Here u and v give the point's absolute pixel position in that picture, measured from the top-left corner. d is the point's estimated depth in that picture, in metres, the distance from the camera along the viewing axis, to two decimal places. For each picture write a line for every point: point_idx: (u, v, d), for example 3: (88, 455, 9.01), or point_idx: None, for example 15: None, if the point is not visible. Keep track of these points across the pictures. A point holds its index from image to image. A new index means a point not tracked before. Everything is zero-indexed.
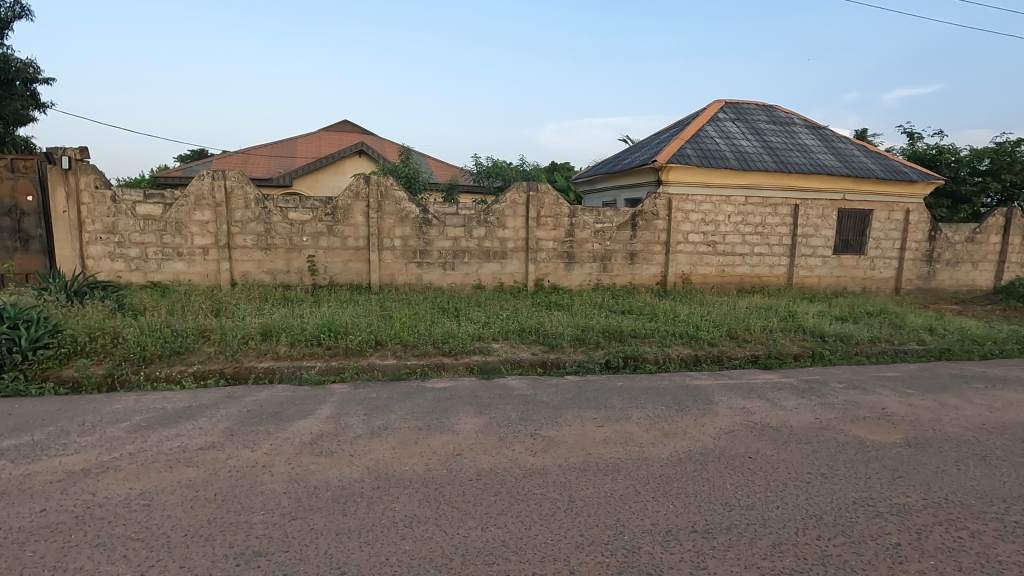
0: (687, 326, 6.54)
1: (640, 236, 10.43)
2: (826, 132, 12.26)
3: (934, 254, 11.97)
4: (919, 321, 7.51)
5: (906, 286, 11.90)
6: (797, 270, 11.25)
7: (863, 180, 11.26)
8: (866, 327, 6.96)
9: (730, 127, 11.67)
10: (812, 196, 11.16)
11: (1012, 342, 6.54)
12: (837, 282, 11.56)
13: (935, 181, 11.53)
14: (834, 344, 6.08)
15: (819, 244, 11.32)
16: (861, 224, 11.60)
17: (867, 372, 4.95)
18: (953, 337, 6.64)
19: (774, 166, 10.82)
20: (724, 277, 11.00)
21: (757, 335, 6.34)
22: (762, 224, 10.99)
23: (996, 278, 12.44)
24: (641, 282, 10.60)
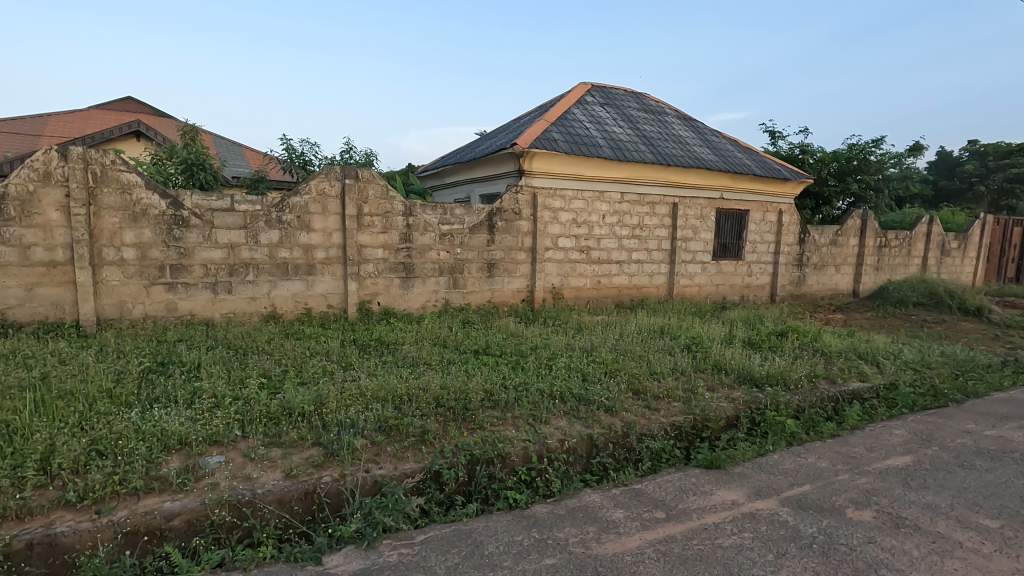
0: (570, 377, 4.29)
1: (499, 241, 8.15)
2: (698, 124, 11.02)
3: (803, 258, 11.35)
4: (838, 343, 6.08)
5: (780, 293, 11.12)
6: (676, 279, 9.85)
7: (740, 178, 10.13)
8: (789, 357, 5.27)
9: (599, 111, 9.88)
10: (689, 194, 9.76)
11: (953, 370, 5.24)
12: (716, 291, 10.37)
13: (804, 180, 10.83)
14: (773, 394, 4.21)
15: (698, 249, 10.01)
16: (737, 226, 10.53)
17: (861, 460, 3.01)
18: (892, 369, 5.16)
19: (651, 157, 9.17)
20: (601, 289, 9.15)
21: (669, 388, 4.25)
22: (638, 226, 9.35)
23: (856, 282, 12.19)
24: (503, 301, 8.32)
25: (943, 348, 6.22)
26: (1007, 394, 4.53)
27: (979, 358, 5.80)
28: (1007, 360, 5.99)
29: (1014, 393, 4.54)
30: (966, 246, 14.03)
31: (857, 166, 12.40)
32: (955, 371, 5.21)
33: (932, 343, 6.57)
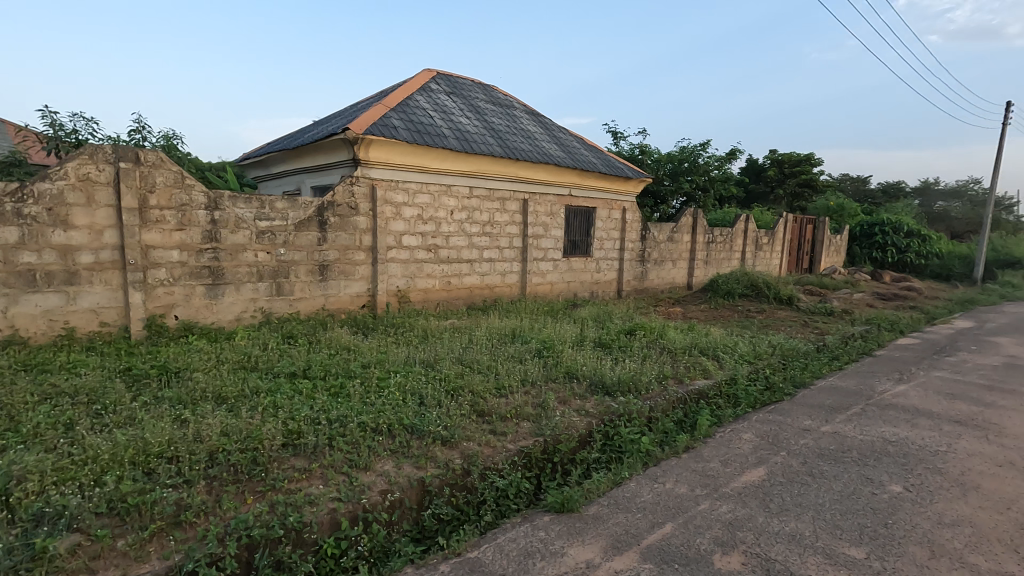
0: (404, 401, 3.62)
1: (333, 239, 7.14)
2: (546, 120, 10.91)
3: (645, 253, 11.87)
4: (681, 338, 6.16)
5: (625, 288, 11.51)
6: (529, 278, 9.63)
7: (586, 175, 10.20)
8: (638, 357, 5.13)
9: (444, 100, 9.24)
10: (539, 190, 9.57)
11: (780, 361, 5.50)
12: (567, 288, 10.38)
13: (644, 179, 11.28)
14: (625, 403, 3.93)
15: (549, 247, 9.90)
16: (585, 223, 10.62)
17: (719, 479, 2.74)
18: (730, 363, 5.26)
19: (500, 150, 8.76)
20: (452, 291, 8.56)
21: (517, 406, 3.78)
22: (489, 223, 8.91)
23: (690, 276, 13.11)
24: (340, 307, 7.33)
25: (769, 338, 6.62)
26: (828, 381, 4.77)
27: (798, 347, 6.23)
28: (818, 347, 6.53)
29: (833, 380, 4.80)
30: (774, 241, 15.91)
31: (687, 168, 13.34)
32: (782, 362, 5.47)
33: (759, 333, 6.99)
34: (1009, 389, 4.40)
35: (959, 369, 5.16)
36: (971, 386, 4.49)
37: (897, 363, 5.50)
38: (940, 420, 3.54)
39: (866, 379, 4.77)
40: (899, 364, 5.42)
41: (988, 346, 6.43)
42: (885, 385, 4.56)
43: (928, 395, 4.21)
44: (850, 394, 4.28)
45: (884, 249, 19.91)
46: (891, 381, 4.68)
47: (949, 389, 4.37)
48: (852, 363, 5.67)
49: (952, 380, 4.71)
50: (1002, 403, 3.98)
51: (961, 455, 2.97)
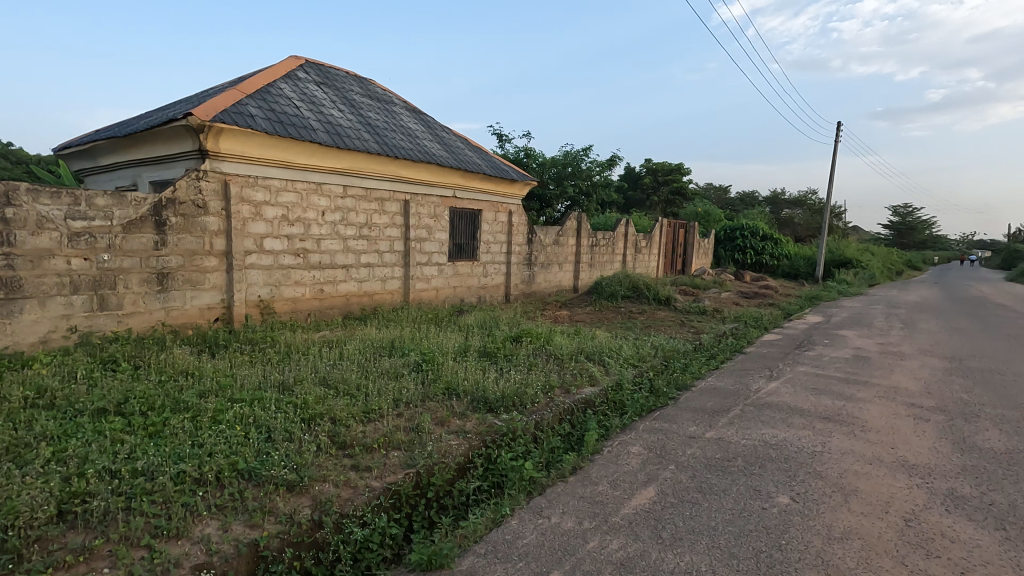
0: (245, 438, 2.99)
1: (175, 243, 6.10)
2: (428, 118, 10.42)
3: (532, 257, 11.81)
4: (567, 343, 6.01)
5: (513, 292, 11.35)
6: (412, 284, 9.09)
7: (471, 176, 9.87)
8: (523, 367, 4.85)
9: (313, 91, 8.42)
10: (421, 191, 9.06)
11: (662, 363, 5.51)
12: (453, 293, 9.97)
13: (530, 182, 11.20)
14: (510, 420, 3.60)
15: (433, 250, 9.43)
16: (470, 226, 10.29)
17: (609, 506, 2.47)
18: (615, 367, 5.17)
19: (377, 147, 8.13)
20: (325, 299, 7.78)
21: (386, 433, 3.29)
22: (366, 225, 8.24)
23: (576, 278, 13.30)
24: (187, 322, 6.29)
25: (650, 340, 6.70)
26: (707, 382, 4.82)
27: (677, 347, 6.35)
28: (695, 346, 6.73)
29: (712, 380, 4.86)
30: (651, 245, 16.74)
31: (571, 172, 13.55)
32: (663, 364, 5.49)
33: (641, 335, 7.07)
34: (862, 381, 4.70)
35: (818, 363, 5.49)
36: (831, 380, 4.75)
37: (765, 360, 5.76)
38: (811, 418, 3.61)
39: (740, 378, 4.88)
40: (767, 361, 5.68)
41: (838, 339, 7.02)
42: (758, 382, 4.67)
43: (797, 391, 4.35)
44: (728, 395, 4.31)
45: (744, 251, 21.86)
46: (763, 378, 4.82)
47: (813, 384, 4.57)
48: (726, 361, 5.86)
49: (814, 374, 4.96)
50: (859, 395, 4.20)
51: (836, 454, 2.98)
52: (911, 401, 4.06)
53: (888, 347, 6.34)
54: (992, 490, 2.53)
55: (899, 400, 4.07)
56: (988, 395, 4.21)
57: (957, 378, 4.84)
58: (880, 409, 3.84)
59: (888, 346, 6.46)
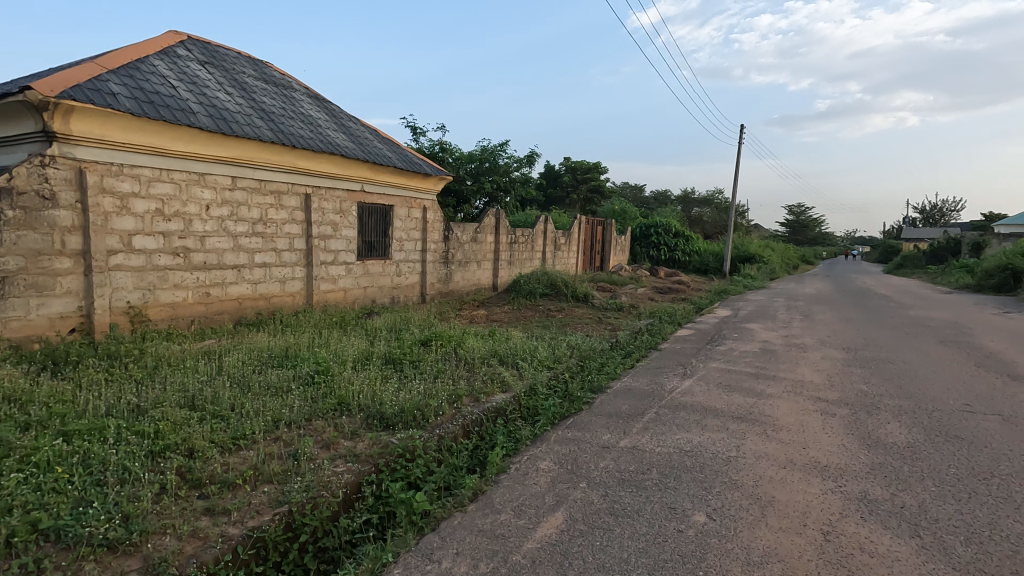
0: (63, 484, 2.38)
1: (13, 241, 5.12)
2: (332, 106, 9.69)
3: (448, 255, 11.39)
4: (480, 345, 5.68)
5: (429, 292, 10.88)
6: (316, 284, 8.39)
7: (380, 169, 9.28)
8: (429, 375, 4.45)
9: (195, 70, 7.50)
10: (324, 184, 8.38)
11: (577, 364, 5.32)
12: (363, 294, 9.35)
13: (444, 176, 10.76)
14: (407, 440, 3.19)
15: (340, 248, 8.77)
16: (381, 223, 9.70)
17: (512, 540, 2.15)
18: (529, 370, 4.90)
19: (271, 135, 7.38)
20: (213, 304, 6.95)
21: (256, 464, 2.78)
22: (260, 221, 7.47)
23: (495, 276, 13.02)
24: (31, 334, 5.30)
25: (567, 339, 6.51)
26: (622, 382, 4.66)
27: (593, 346, 6.20)
28: (612, 344, 6.62)
29: (627, 381, 4.70)
30: (570, 241, 16.80)
31: (488, 168, 13.24)
32: (579, 365, 5.29)
33: (557, 334, 6.88)
34: (770, 375, 4.73)
35: (729, 358, 5.51)
36: (741, 375, 4.73)
37: (679, 356, 5.72)
38: (725, 418, 3.50)
39: (654, 377, 4.76)
40: (681, 357, 5.64)
41: (746, 333, 7.19)
42: (672, 381, 4.56)
43: (710, 389, 4.26)
44: (644, 396, 4.15)
45: (658, 247, 22.60)
46: (677, 376, 4.73)
47: (725, 380, 4.52)
48: (642, 358, 5.76)
49: (726, 370, 4.93)
50: (768, 391, 4.18)
51: (751, 459, 2.84)
52: (816, 394, 4.08)
53: (791, 339, 6.55)
54: (902, 490, 2.46)
55: (806, 394, 4.08)
56: (884, 385, 4.33)
57: (855, 368, 5.00)
58: (789, 405, 3.81)
59: (791, 338, 6.66)
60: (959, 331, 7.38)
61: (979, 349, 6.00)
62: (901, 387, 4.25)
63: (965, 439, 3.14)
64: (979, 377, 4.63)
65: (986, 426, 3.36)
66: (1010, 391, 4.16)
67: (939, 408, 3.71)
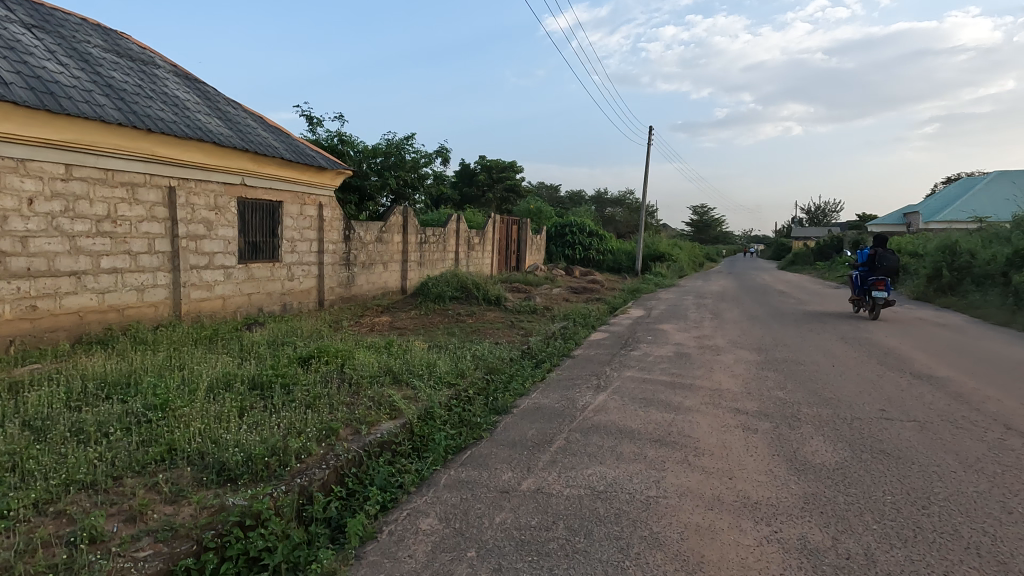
0: None
1: None
2: (206, 87, 8.47)
3: (350, 256, 10.46)
4: (372, 360, 4.98)
5: (328, 297, 9.89)
6: (185, 292, 7.21)
7: (264, 161, 8.20)
8: (302, 405, 3.69)
9: (16, 33, 6.13)
10: (193, 176, 7.23)
11: (481, 379, 4.76)
12: (247, 302, 8.25)
13: (342, 171, 9.81)
14: (249, 501, 2.45)
15: (216, 250, 7.65)
16: (267, 221, 8.64)
17: None
18: (425, 390, 4.28)
19: (119, 115, 6.18)
20: (42, 319, 5.67)
21: (8, 561, 1.94)
22: (107, 218, 6.25)
23: (403, 279, 12.21)
24: None
25: (474, 349, 5.93)
26: (530, 400, 4.15)
27: (502, 356, 5.66)
28: (522, 352, 6.12)
29: (536, 398, 4.20)
30: (484, 241, 16.28)
31: (392, 163, 12.38)
32: (484, 381, 4.73)
33: (464, 344, 6.29)
34: (685, 383, 4.41)
35: (644, 364, 5.18)
36: (656, 385, 4.38)
37: (592, 364, 5.32)
38: (641, 443, 3.06)
39: (564, 391, 4.30)
40: (594, 365, 5.23)
41: (660, 335, 6.98)
42: (585, 396, 4.11)
43: (625, 404, 3.83)
44: (553, 418, 3.65)
45: (573, 247, 22.65)
46: (590, 390, 4.29)
47: (640, 393, 4.13)
48: (553, 368, 5.30)
49: (641, 379, 4.56)
50: (685, 403, 3.82)
51: (673, 500, 2.39)
52: (734, 406, 3.77)
53: (703, 341, 6.37)
54: (843, 533, 2.10)
55: (724, 406, 3.76)
56: (799, 390, 4.12)
57: (767, 371, 4.81)
58: (708, 420, 3.45)
59: (704, 339, 6.50)
60: (855, 326, 7.60)
61: (876, 345, 6.09)
62: (815, 393, 4.06)
63: (890, 454, 2.89)
64: (884, 377, 4.57)
65: (906, 436, 3.15)
66: (916, 392, 4.08)
67: (857, 416, 3.49)
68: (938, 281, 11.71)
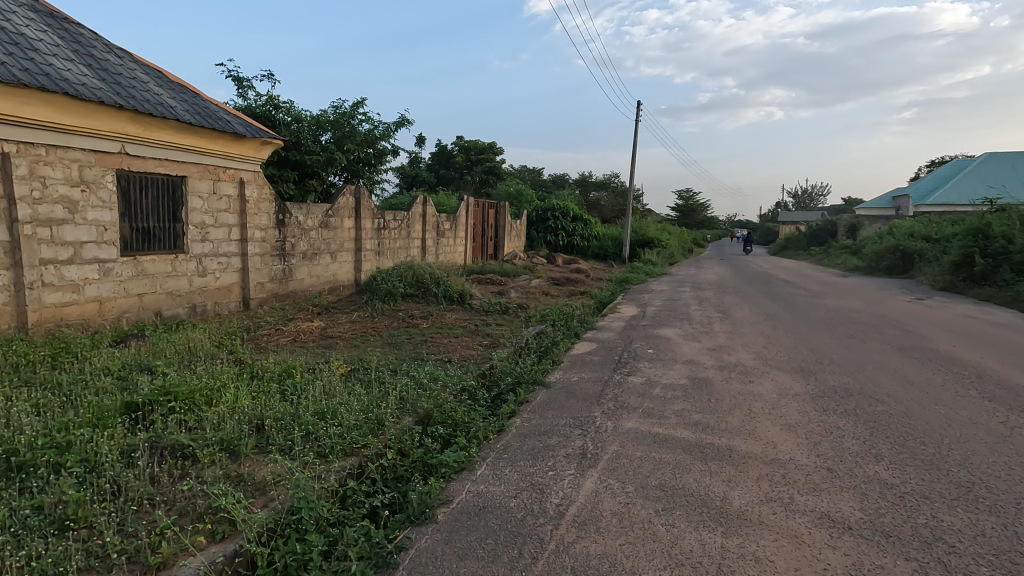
0: None
1: None
2: (79, 29, 6.60)
3: (285, 245, 8.68)
4: (242, 403, 3.30)
5: (255, 295, 8.13)
6: (35, 296, 5.41)
7: (152, 123, 6.36)
8: (38, 533, 2.02)
9: None
10: (45, 140, 5.42)
11: (403, 438, 3.11)
12: (138, 305, 6.48)
13: (268, 140, 7.98)
14: None
15: (86, 238, 5.87)
16: (166, 202, 6.85)
17: None
18: (298, 469, 2.63)
19: None
20: None
21: None
22: None
23: (357, 271, 10.46)
24: None
25: (410, 375, 4.27)
26: (468, 488, 2.53)
27: (448, 387, 4.01)
28: (481, 378, 4.48)
29: (479, 483, 2.56)
30: (456, 227, 14.54)
31: (339, 135, 10.55)
32: (406, 440, 3.08)
33: (400, 366, 4.61)
34: (719, 447, 2.80)
35: (650, 402, 3.55)
36: (676, 451, 2.76)
37: (574, 402, 3.70)
38: None
39: (529, 469, 2.66)
40: (577, 405, 3.60)
41: (663, 345, 5.40)
42: (561, 482, 2.49)
43: (632, 506, 2.22)
44: (501, 545, 2.02)
45: (555, 233, 21.02)
46: (568, 466, 2.65)
47: (653, 474, 2.50)
48: (520, 409, 3.67)
49: (652, 438, 2.94)
50: (734, 505, 2.20)
51: None
52: (819, 509, 2.16)
53: (723, 357, 4.78)
54: None
55: (801, 511, 2.15)
56: (907, 464, 2.54)
57: (833, 416, 3.22)
58: (789, 560, 1.84)
59: (723, 354, 4.90)
60: (902, 329, 6.08)
61: (952, 360, 4.57)
62: (938, 472, 2.47)
63: None
64: (1015, 428, 3.02)
65: None
66: None
67: None
68: (967, 269, 10.29)
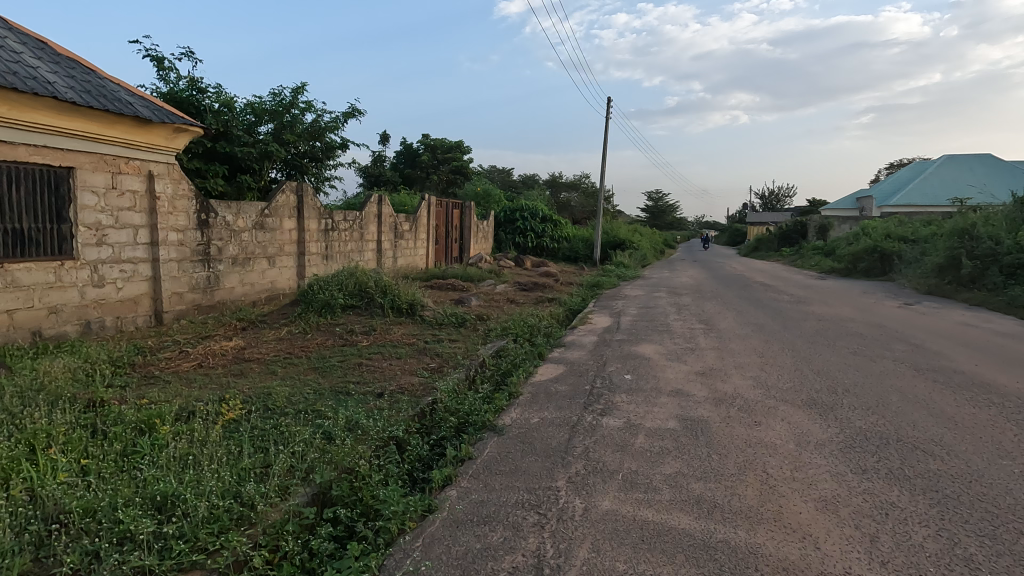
0: None
1: None
2: None
3: (210, 248, 7.53)
4: (45, 482, 2.26)
5: (170, 307, 6.98)
6: None
7: (22, 102, 5.20)
8: None
9: None
10: None
11: (278, 535, 2.12)
12: (8, 324, 5.30)
13: (183, 127, 6.84)
14: None
15: None
16: (49, 198, 5.67)
17: None
18: None
19: None
20: None
21: None
22: None
23: (300, 277, 9.34)
24: None
25: (319, 420, 3.27)
26: None
27: (365, 439, 3.03)
28: (417, 419, 3.50)
29: None
30: (416, 228, 13.49)
31: (278, 126, 9.42)
32: (280, 539, 2.09)
33: (313, 406, 3.60)
34: (738, 550, 1.90)
35: (635, 462, 2.66)
36: (677, 562, 1.84)
37: (533, 461, 2.76)
38: None
39: None
40: (537, 466, 2.68)
41: (644, 368, 4.53)
42: None
43: None
44: None
45: (524, 234, 20.13)
46: None
47: None
48: (459, 472, 2.71)
49: (641, 531, 2.04)
50: None
51: None
52: None
53: (717, 385, 3.92)
54: None
55: None
56: None
57: (880, 484, 2.36)
58: None
59: (715, 381, 4.04)
60: (910, 343, 5.35)
61: (987, 386, 3.81)
62: None
63: None
64: None
65: None
66: None
67: None
68: (953, 272, 9.78)
